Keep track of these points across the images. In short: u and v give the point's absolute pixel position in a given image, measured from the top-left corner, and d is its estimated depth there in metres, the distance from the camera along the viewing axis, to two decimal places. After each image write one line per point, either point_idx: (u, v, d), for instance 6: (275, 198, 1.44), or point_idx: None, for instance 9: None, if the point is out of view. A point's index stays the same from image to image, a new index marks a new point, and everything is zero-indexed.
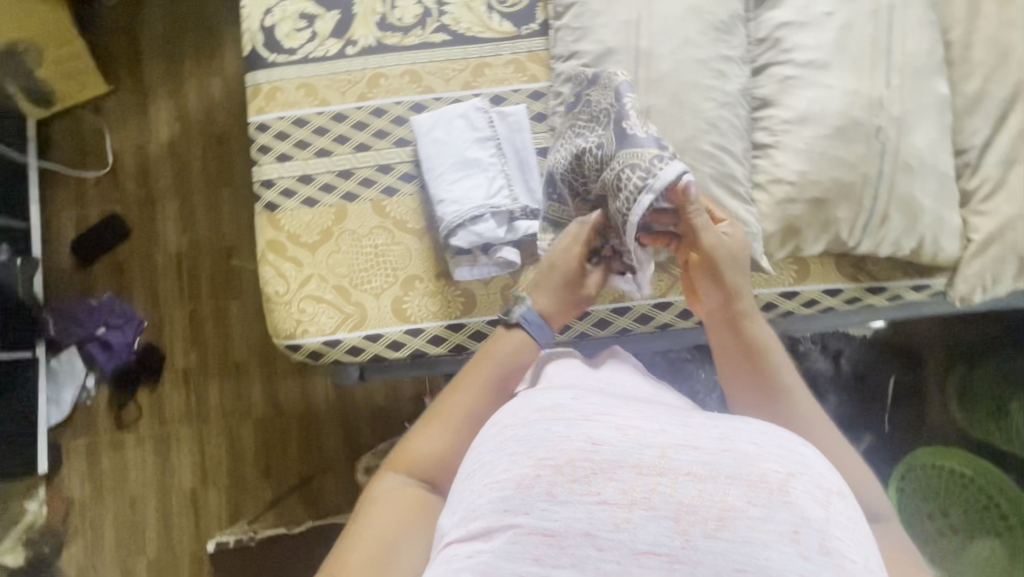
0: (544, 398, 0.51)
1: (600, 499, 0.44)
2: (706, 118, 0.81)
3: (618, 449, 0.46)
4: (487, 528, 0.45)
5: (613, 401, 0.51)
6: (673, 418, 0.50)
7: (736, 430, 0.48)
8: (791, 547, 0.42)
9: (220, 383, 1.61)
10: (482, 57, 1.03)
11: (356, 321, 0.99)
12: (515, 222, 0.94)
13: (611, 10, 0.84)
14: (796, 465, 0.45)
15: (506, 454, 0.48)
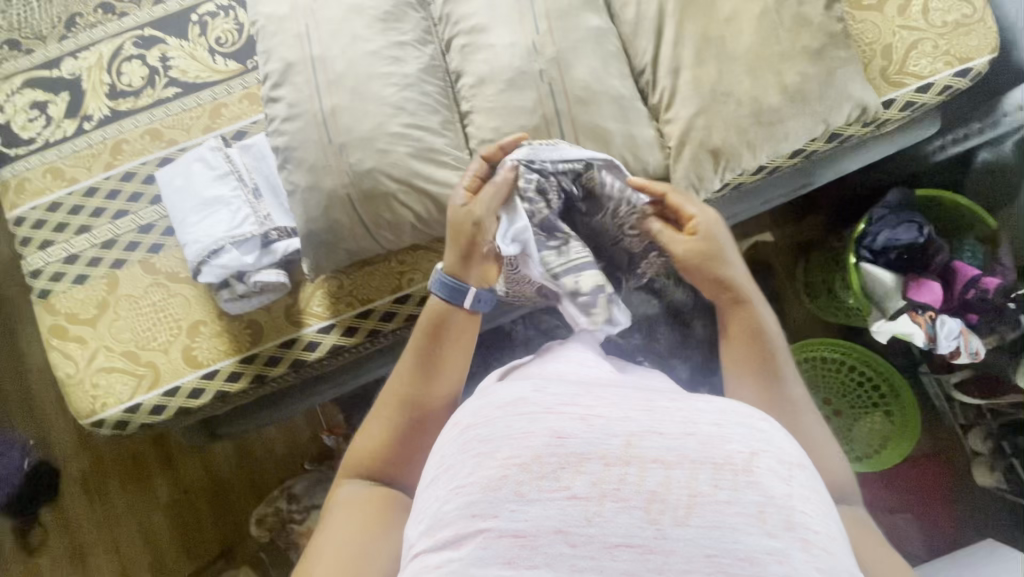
0: (505, 392, 0.49)
1: (569, 494, 0.44)
2: (390, 103, 0.85)
3: (585, 440, 0.46)
4: (457, 535, 0.45)
5: (575, 388, 0.50)
6: (636, 400, 0.49)
7: (699, 412, 0.47)
8: (759, 527, 0.43)
9: (115, 478, 1.59)
10: (216, 100, 1.06)
11: (151, 381, 0.99)
12: (271, 245, 0.96)
13: (283, 27, 0.88)
14: (758, 443, 0.46)
15: (470, 456, 0.47)
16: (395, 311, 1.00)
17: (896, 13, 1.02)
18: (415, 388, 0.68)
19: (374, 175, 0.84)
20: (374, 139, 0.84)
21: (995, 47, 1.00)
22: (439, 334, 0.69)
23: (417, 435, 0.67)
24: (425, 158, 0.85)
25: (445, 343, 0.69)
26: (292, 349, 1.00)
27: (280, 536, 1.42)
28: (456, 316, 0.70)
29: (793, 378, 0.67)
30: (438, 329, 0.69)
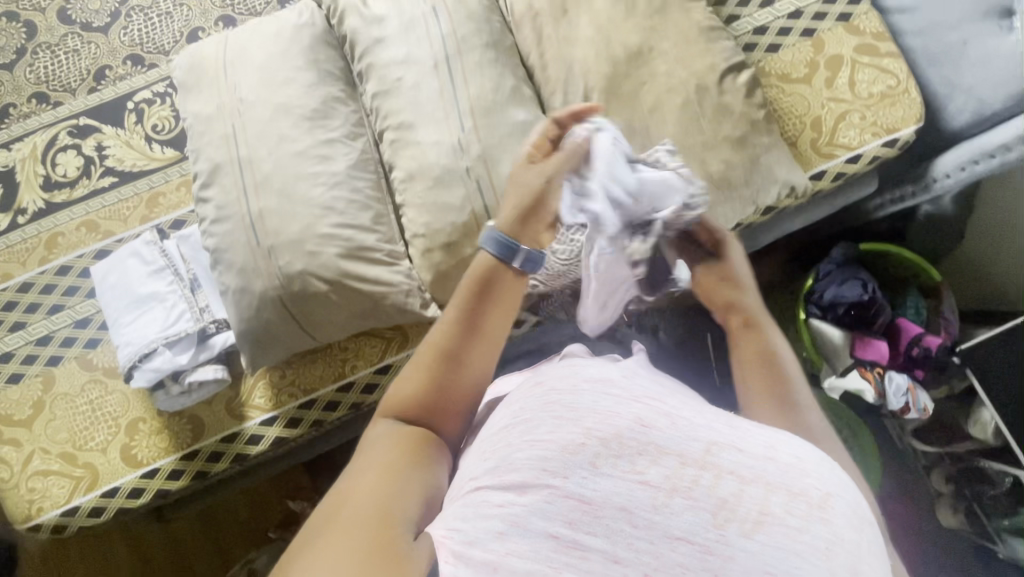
0: (595, 368, 0.52)
1: (641, 479, 0.45)
2: (319, 204, 0.85)
3: (668, 437, 0.47)
4: (523, 482, 0.46)
5: (662, 388, 0.52)
6: (721, 415, 0.51)
7: (788, 442, 0.49)
8: (823, 563, 0.43)
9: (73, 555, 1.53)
10: (153, 188, 1.05)
11: (89, 483, 0.96)
12: (209, 339, 0.95)
13: (210, 128, 0.87)
14: (835, 486, 0.47)
15: (550, 416, 0.49)
16: (338, 400, 0.99)
17: (824, 86, 1.05)
18: (465, 338, 0.60)
19: (304, 276, 0.84)
20: (302, 241, 0.83)
21: (920, 116, 1.02)
22: (488, 290, 0.63)
23: (461, 389, 0.59)
24: (357, 256, 0.85)
25: (492, 291, 0.63)
26: (235, 443, 0.99)
27: None
28: (505, 276, 0.64)
29: (812, 406, 0.58)
30: (483, 284, 0.62)
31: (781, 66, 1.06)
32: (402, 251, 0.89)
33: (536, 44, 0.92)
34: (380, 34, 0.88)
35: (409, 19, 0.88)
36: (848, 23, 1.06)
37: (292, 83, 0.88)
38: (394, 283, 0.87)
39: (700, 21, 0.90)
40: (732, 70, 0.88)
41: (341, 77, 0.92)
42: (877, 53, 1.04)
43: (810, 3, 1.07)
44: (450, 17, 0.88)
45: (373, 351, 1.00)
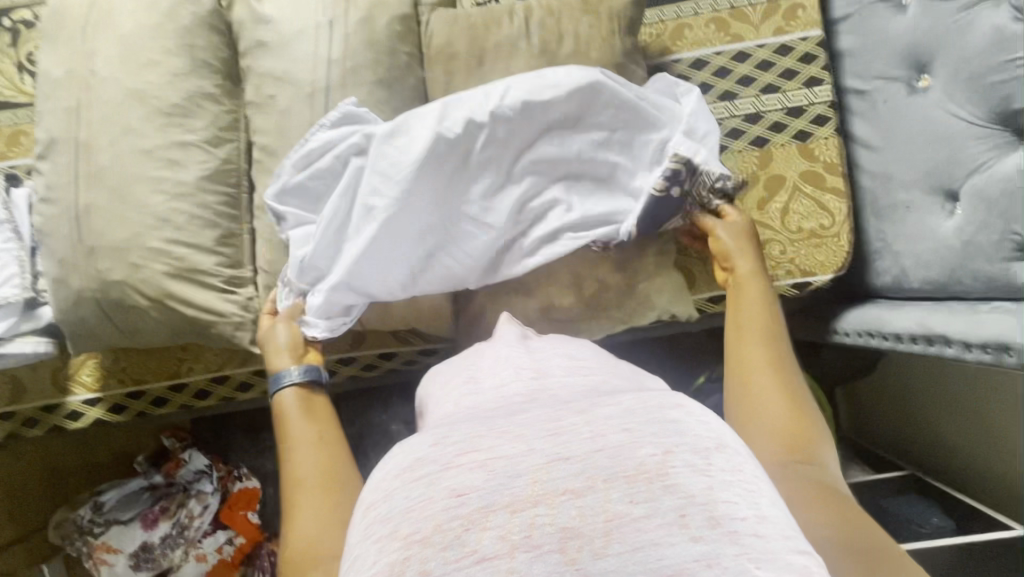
0: (399, 454, 0.38)
1: (477, 559, 0.31)
2: (154, 213, 0.77)
3: (486, 491, 0.34)
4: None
5: (477, 425, 0.39)
6: (540, 421, 0.38)
7: (610, 420, 0.37)
8: (682, 536, 0.31)
9: None
10: (15, 125, 0.95)
11: None
12: (37, 309, 0.90)
13: (55, 94, 0.78)
14: (671, 438, 0.35)
15: (373, 542, 0.34)
16: (167, 398, 0.98)
17: (755, 207, 0.97)
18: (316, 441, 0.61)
19: (123, 287, 0.78)
20: (127, 251, 0.77)
21: (841, 266, 0.95)
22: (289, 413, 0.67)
23: (330, 459, 0.58)
24: (185, 278, 0.79)
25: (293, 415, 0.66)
26: (54, 414, 0.96)
27: (80, 545, 1.45)
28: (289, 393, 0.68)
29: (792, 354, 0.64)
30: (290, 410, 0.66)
31: None
32: (245, 278, 0.83)
33: (442, 90, 0.82)
34: (266, 38, 0.78)
35: (300, 29, 0.78)
36: (804, 143, 0.97)
37: (157, 67, 0.78)
38: (223, 316, 0.81)
39: None
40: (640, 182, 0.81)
41: (220, 70, 0.82)
42: (821, 185, 0.96)
43: (772, 110, 0.98)
44: (347, 40, 0.78)
45: (215, 358, 0.95)
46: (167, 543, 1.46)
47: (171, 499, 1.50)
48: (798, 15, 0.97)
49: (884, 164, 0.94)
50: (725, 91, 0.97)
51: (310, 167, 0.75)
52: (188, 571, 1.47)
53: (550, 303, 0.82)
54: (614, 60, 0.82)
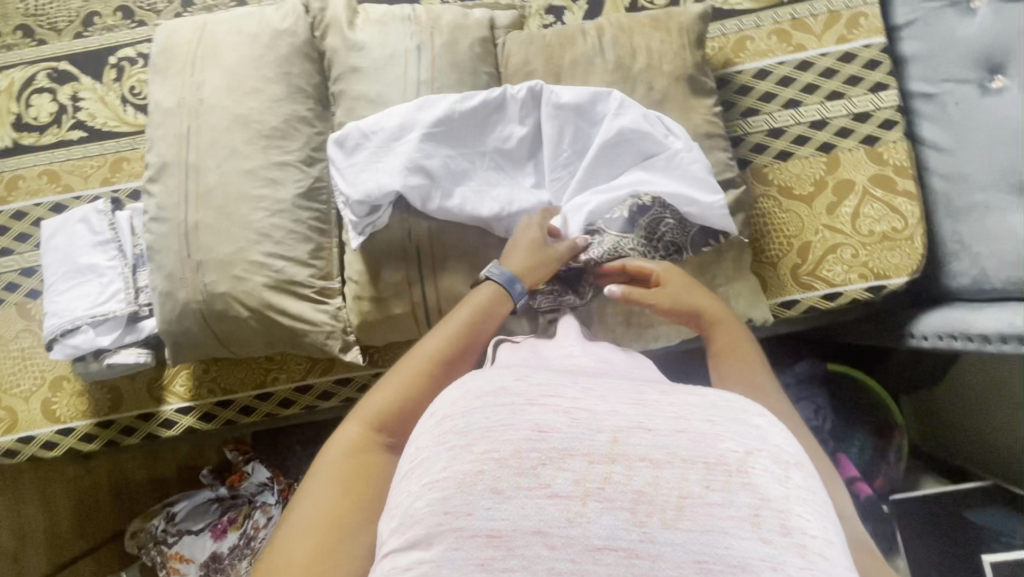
0: (484, 377, 0.41)
1: (550, 493, 0.36)
2: (256, 229, 0.83)
3: (567, 436, 0.38)
4: (426, 535, 0.36)
5: (560, 378, 0.42)
6: (625, 390, 0.41)
7: (695, 405, 0.40)
8: (752, 532, 0.35)
9: None
10: (118, 152, 1.03)
11: (7, 425, 1.00)
12: (138, 322, 0.96)
13: (166, 122, 0.85)
14: (755, 441, 0.38)
15: (443, 447, 0.38)
16: (254, 406, 1.01)
17: (824, 212, 0.97)
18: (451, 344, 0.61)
19: (227, 298, 0.83)
20: (231, 264, 0.82)
21: (916, 268, 0.95)
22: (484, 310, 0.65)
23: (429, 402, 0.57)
24: (283, 289, 0.84)
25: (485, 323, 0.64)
26: (150, 422, 1.01)
27: (152, 552, 1.51)
28: (487, 288, 0.67)
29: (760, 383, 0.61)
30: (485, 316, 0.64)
31: (785, 177, 0.98)
32: (335, 289, 0.88)
33: None
34: (357, 63, 0.84)
35: (390, 54, 0.83)
36: (872, 147, 0.97)
37: (258, 94, 0.84)
38: (316, 325, 0.85)
39: (697, 126, 0.84)
40: None
41: (313, 94, 0.87)
42: (891, 189, 0.96)
43: (838, 115, 0.99)
44: (433, 63, 0.83)
45: (299, 368, 1.00)
46: (234, 553, 1.49)
47: (238, 510, 1.54)
48: (860, 23, 0.99)
49: (956, 165, 0.93)
50: (790, 99, 0.99)
51: (383, 149, 0.78)
52: None
53: (631, 309, 0.84)
54: (686, 73, 0.85)
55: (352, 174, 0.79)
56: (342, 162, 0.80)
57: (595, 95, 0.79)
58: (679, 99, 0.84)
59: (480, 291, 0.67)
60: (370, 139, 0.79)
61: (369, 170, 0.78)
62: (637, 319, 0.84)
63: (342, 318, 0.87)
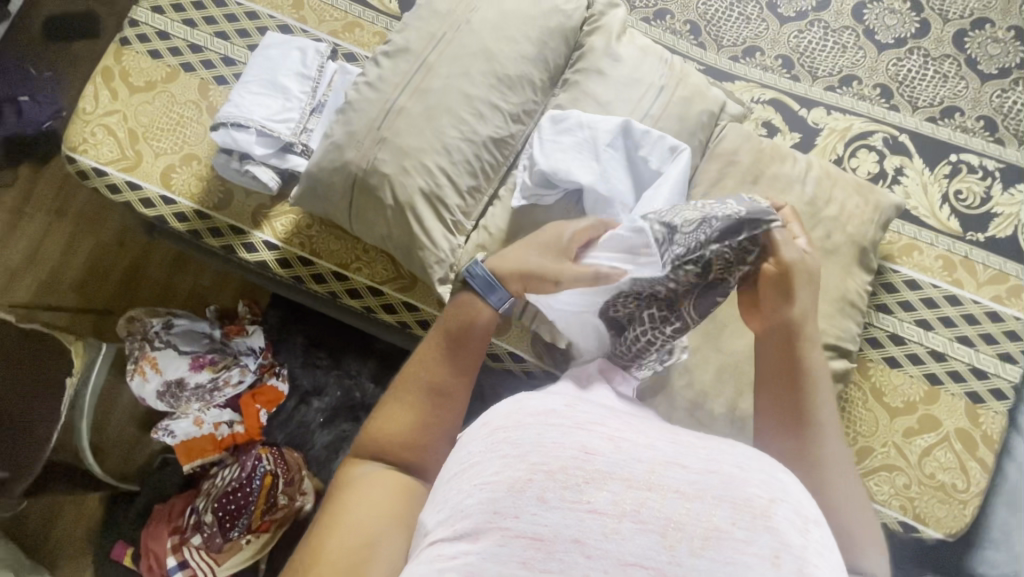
0: (541, 402, 0.52)
1: (590, 508, 0.45)
2: (443, 142, 0.89)
3: (610, 460, 0.48)
4: (475, 528, 0.46)
5: (605, 413, 0.53)
6: (665, 434, 0.51)
7: (724, 454, 0.49)
8: (770, 571, 0.43)
9: (87, 209, 1.84)
10: (359, 19, 1.14)
11: (128, 166, 1.07)
12: (288, 154, 1.02)
13: (429, 20, 0.93)
14: (778, 491, 0.46)
15: (497, 456, 0.49)
16: (327, 279, 1.05)
17: (901, 432, 0.98)
18: (441, 366, 0.69)
19: (384, 180, 0.88)
20: (406, 156, 0.88)
21: (954, 532, 0.94)
22: (470, 331, 0.71)
23: (427, 415, 0.67)
24: (432, 203, 0.89)
25: (470, 340, 0.71)
26: (236, 237, 1.06)
27: (134, 345, 1.54)
28: (470, 306, 0.72)
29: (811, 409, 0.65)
30: (466, 328, 0.71)
31: (883, 382, 1.00)
32: (464, 229, 0.92)
33: (709, 182, 0.90)
34: (605, 69, 0.91)
35: (636, 79, 0.90)
36: (973, 404, 0.99)
37: (512, 43, 0.92)
38: (434, 246, 0.89)
39: (849, 290, 0.87)
40: (835, 356, 0.85)
41: (551, 70, 0.95)
42: (972, 450, 0.97)
43: (958, 358, 1.00)
44: (667, 106, 0.89)
45: (383, 273, 1.04)
46: (196, 392, 1.53)
47: (223, 357, 1.57)
48: (1021, 296, 1.02)
49: None
50: (925, 319, 1.01)
51: (581, 143, 0.85)
52: (180, 424, 1.54)
53: (699, 404, 0.85)
54: (863, 242, 0.89)
55: (544, 149, 0.86)
56: (540, 134, 0.87)
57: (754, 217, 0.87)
58: (847, 258, 0.88)
59: (460, 309, 0.72)
60: (579, 130, 0.85)
61: (567, 152, 0.84)
62: (701, 416, 0.86)
63: (453, 254, 0.91)
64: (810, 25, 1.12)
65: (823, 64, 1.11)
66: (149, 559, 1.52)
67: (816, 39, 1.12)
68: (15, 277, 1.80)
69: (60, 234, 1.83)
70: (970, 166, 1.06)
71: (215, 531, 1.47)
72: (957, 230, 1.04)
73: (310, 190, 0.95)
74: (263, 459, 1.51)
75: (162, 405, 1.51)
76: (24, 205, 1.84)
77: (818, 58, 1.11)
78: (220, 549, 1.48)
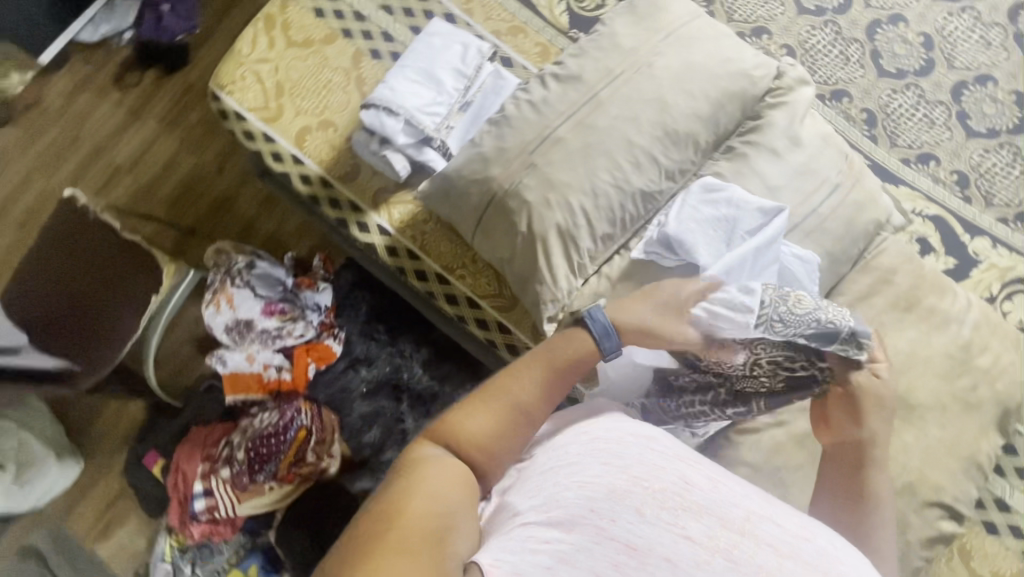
0: (639, 427, 0.61)
1: (684, 533, 0.51)
2: (593, 183, 0.85)
3: (708, 497, 0.54)
4: (571, 520, 0.52)
5: (700, 456, 0.61)
6: (757, 494, 0.58)
7: (815, 527, 0.56)
8: None
9: (199, 128, 1.89)
10: (524, 25, 1.11)
11: (268, 117, 1.07)
12: (426, 147, 1.00)
13: (607, 53, 0.90)
14: (865, 575, 0.52)
15: (598, 461, 0.57)
16: (428, 278, 1.04)
17: None
18: (541, 384, 0.63)
19: (523, 206, 0.86)
20: (552, 188, 0.85)
21: None
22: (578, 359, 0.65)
23: (514, 432, 0.60)
24: (563, 241, 0.86)
25: (574, 366, 0.65)
26: (353, 212, 1.06)
27: (216, 276, 1.56)
28: (584, 336, 0.66)
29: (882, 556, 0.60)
30: (575, 356, 0.65)
31: (976, 546, 0.92)
32: (586, 274, 0.89)
33: (856, 296, 0.85)
34: (780, 150, 0.85)
35: (811, 168, 0.84)
36: None
37: (689, 98, 0.87)
38: (554, 284, 0.87)
39: (979, 452, 0.81)
40: (946, 516, 0.79)
41: (719, 134, 0.90)
42: None
43: None
44: (837, 206, 0.83)
45: (485, 287, 1.02)
46: (261, 335, 1.56)
47: (291, 308, 1.60)
48: None
49: None
50: None
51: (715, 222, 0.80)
52: (235, 357, 1.58)
53: None
54: (1008, 404, 0.82)
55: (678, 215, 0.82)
56: (682, 199, 0.83)
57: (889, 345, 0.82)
58: (985, 418, 0.82)
59: (572, 334, 0.66)
60: (724, 206, 0.81)
61: (701, 225, 0.80)
62: None
63: (569, 296, 0.88)
64: (1000, 146, 1.02)
65: (1002, 191, 1.02)
66: (176, 477, 1.58)
67: (1003, 163, 1.02)
68: (117, 175, 1.87)
69: (168, 145, 1.88)
70: None
71: (242, 470, 1.51)
72: None
73: (443, 192, 0.93)
74: (301, 413, 1.53)
75: (226, 339, 1.55)
76: (140, 108, 1.90)
77: (997, 184, 1.02)
78: (244, 488, 1.52)
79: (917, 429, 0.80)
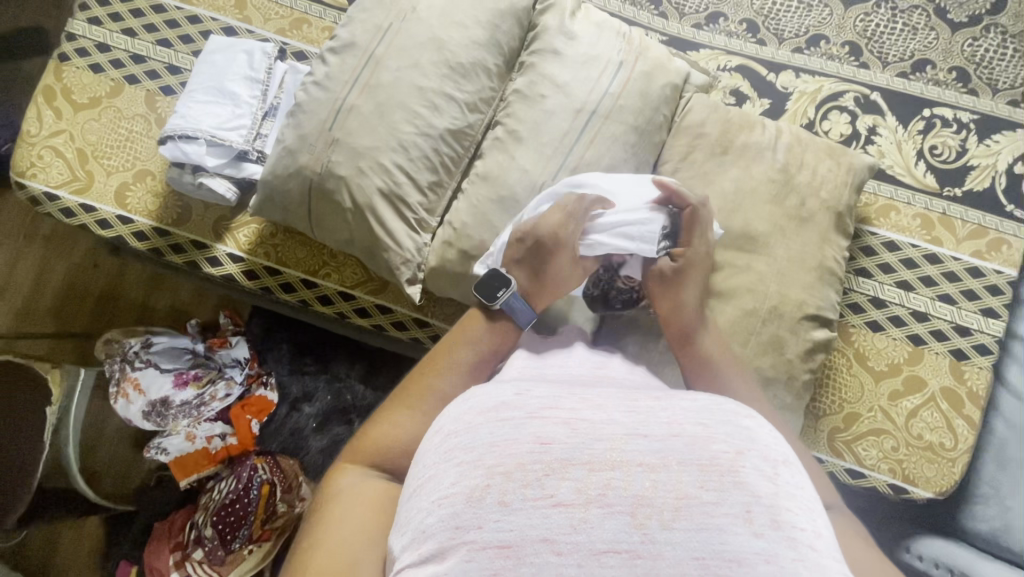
0: (487, 396, 0.45)
1: (554, 502, 0.39)
2: (399, 138, 0.86)
3: (568, 447, 0.41)
4: (440, 549, 0.40)
5: (558, 391, 0.47)
6: (620, 402, 0.45)
7: (683, 412, 0.44)
8: (744, 527, 0.38)
9: (55, 229, 1.78)
10: (305, 13, 1.10)
11: (79, 188, 1.03)
12: (243, 162, 0.98)
13: (374, 12, 0.90)
14: (743, 442, 0.42)
15: (452, 464, 0.42)
16: (296, 288, 1.03)
17: (886, 395, 0.97)
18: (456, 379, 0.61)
19: (340, 183, 0.86)
20: (360, 156, 0.85)
21: (944, 490, 0.93)
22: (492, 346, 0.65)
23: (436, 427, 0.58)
24: (391, 203, 0.86)
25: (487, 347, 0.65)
26: (198, 252, 1.03)
27: (115, 367, 1.53)
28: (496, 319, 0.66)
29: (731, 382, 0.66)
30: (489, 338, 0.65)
31: (866, 346, 0.99)
32: (429, 226, 0.89)
33: (679, 157, 0.89)
34: (561, 49, 0.89)
35: (593, 56, 0.88)
36: (958, 361, 0.98)
37: (461, 28, 0.88)
38: (398, 247, 0.87)
39: (827, 258, 0.87)
40: (816, 325, 0.86)
41: (506, 53, 0.92)
42: (957, 408, 0.95)
43: (941, 317, 0.99)
44: (626, 84, 0.87)
45: (353, 277, 1.02)
46: (182, 409, 1.51)
47: (206, 372, 1.55)
48: (1000, 249, 1.00)
49: None
50: (905, 280, 1.00)
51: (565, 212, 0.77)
52: (174, 441, 1.51)
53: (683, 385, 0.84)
54: (838, 207, 0.88)
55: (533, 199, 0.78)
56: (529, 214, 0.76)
57: (716, 191, 0.86)
58: (823, 226, 0.88)
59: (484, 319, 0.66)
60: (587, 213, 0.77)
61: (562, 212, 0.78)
62: None
63: (420, 253, 0.88)
64: None
65: (788, 25, 1.09)
66: None
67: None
68: None
69: (30, 260, 1.78)
70: (944, 119, 1.05)
71: (216, 544, 1.46)
72: (934, 186, 1.03)
73: (267, 198, 0.91)
74: (259, 469, 1.49)
75: (149, 425, 1.50)
76: None
77: (780, 20, 1.09)
78: (223, 561, 1.47)
79: (763, 254, 0.85)
